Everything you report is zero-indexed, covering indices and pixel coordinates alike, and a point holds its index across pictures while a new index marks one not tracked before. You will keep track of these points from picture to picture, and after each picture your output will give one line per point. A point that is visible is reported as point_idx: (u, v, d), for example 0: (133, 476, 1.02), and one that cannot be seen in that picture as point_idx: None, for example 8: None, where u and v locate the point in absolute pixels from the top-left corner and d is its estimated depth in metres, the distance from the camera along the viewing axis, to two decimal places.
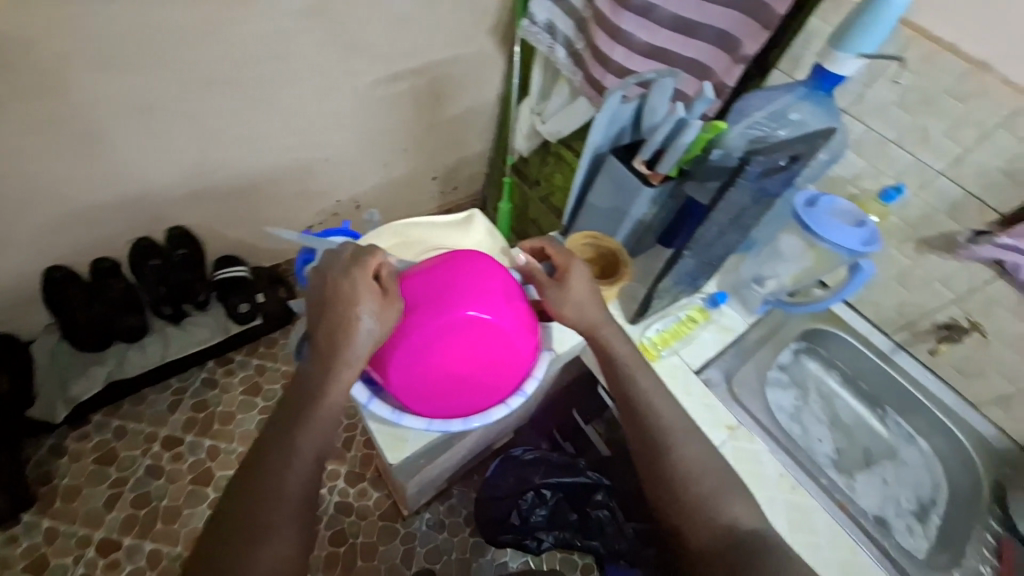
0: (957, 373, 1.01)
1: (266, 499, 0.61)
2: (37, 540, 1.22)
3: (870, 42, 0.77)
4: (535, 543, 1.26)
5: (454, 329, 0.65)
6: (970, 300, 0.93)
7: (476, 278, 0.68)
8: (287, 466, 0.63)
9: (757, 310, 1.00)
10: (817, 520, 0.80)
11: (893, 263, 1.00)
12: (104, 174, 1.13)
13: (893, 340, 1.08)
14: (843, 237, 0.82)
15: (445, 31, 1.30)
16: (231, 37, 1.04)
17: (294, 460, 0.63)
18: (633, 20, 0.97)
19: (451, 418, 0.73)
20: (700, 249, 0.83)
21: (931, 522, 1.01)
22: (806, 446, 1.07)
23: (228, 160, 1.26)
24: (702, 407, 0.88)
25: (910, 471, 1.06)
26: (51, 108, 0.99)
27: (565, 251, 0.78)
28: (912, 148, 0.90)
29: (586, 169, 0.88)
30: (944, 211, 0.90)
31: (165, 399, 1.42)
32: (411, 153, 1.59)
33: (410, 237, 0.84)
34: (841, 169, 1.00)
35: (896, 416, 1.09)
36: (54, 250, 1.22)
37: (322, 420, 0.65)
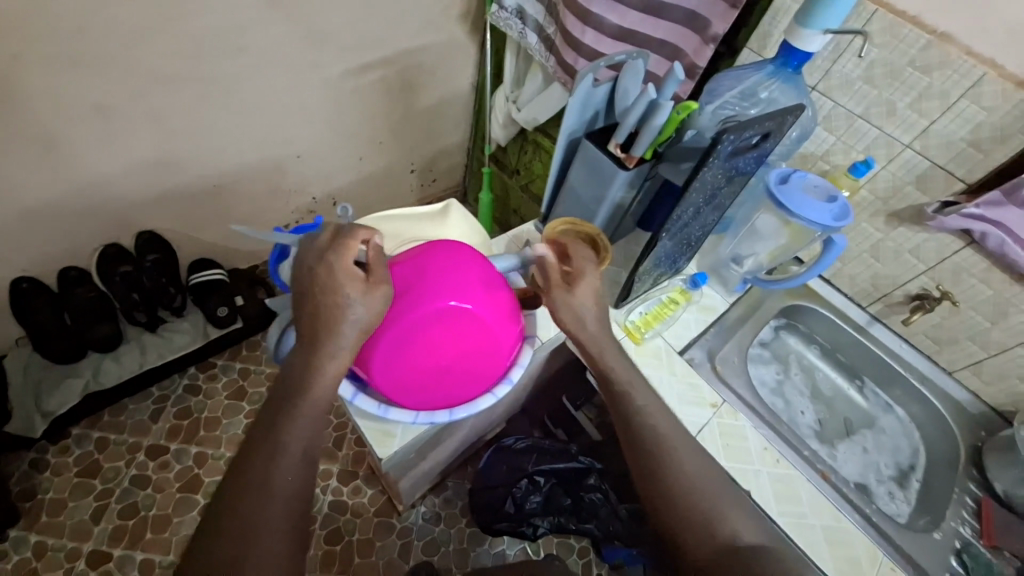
0: (931, 341, 1.04)
1: (256, 501, 0.59)
2: (26, 555, 1.19)
3: (835, 17, 0.78)
4: (531, 530, 1.27)
5: (434, 320, 0.65)
6: (940, 269, 0.96)
7: (454, 268, 0.67)
8: (277, 467, 0.61)
9: (737, 289, 1.01)
10: (801, 491, 0.82)
11: (865, 236, 1.03)
12: (66, 179, 1.09)
13: (869, 313, 1.10)
14: (815, 213, 0.83)
15: (413, 20, 1.27)
16: (189, 31, 1.00)
17: (283, 459, 0.61)
18: (602, 2, 0.96)
19: (437, 409, 0.72)
20: (678, 229, 0.83)
21: (911, 487, 1.05)
22: (789, 419, 1.11)
23: (197, 160, 1.23)
24: (686, 386, 0.89)
25: (888, 437, 1.10)
26: (1, 112, 0.94)
27: (585, 256, 0.74)
28: (880, 122, 0.91)
29: (561, 154, 0.88)
30: (912, 182, 0.93)
31: (147, 408, 1.39)
32: (387, 146, 1.56)
33: (384, 229, 0.83)
34: (811, 145, 1.02)
35: (874, 387, 1.13)
36: (19, 261, 1.17)
37: (308, 417, 0.62)
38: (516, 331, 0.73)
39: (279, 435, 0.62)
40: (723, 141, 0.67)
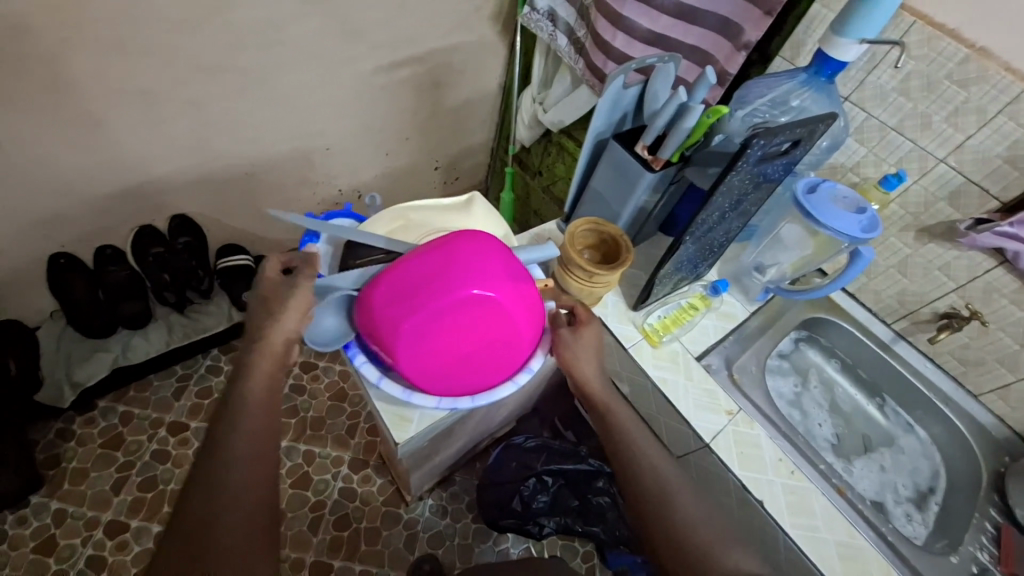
0: (958, 362, 1.01)
1: (209, 494, 0.62)
2: (46, 522, 1.23)
3: (872, 26, 0.77)
4: (537, 529, 1.27)
5: (460, 309, 0.65)
6: (970, 287, 0.93)
7: (476, 257, 0.67)
8: (231, 434, 0.66)
9: (758, 298, 1.00)
10: (815, 504, 0.81)
11: (894, 251, 1.01)
12: (106, 161, 1.13)
13: (893, 329, 1.08)
14: (843, 224, 0.82)
15: (446, 19, 1.29)
16: (230, 22, 1.04)
17: (234, 449, 0.65)
18: (634, 6, 0.97)
19: (459, 396, 0.75)
20: (702, 232, 0.82)
21: (930, 509, 1.02)
22: (806, 431, 1.09)
23: (230, 148, 1.27)
24: (702, 392, 0.89)
25: (907, 457, 1.08)
26: (51, 93, 0.98)
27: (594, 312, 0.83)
28: (914, 135, 0.90)
29: (587, 155, 0.89)
30: (944, 198, 0.91)
31: (170, 385, 1.43)
32: (413, 142, 1.59)
33: (410, 220, 0.84)
34: (841, 157, 1.00)
35: (895, 405, 1.11)
36: (58, 238, 1.22)
37: (252, 409, 0.67)
38: (536, 321, 0.74)
39: (228, 431, 0.66)
40: (752, 146, 0.67)
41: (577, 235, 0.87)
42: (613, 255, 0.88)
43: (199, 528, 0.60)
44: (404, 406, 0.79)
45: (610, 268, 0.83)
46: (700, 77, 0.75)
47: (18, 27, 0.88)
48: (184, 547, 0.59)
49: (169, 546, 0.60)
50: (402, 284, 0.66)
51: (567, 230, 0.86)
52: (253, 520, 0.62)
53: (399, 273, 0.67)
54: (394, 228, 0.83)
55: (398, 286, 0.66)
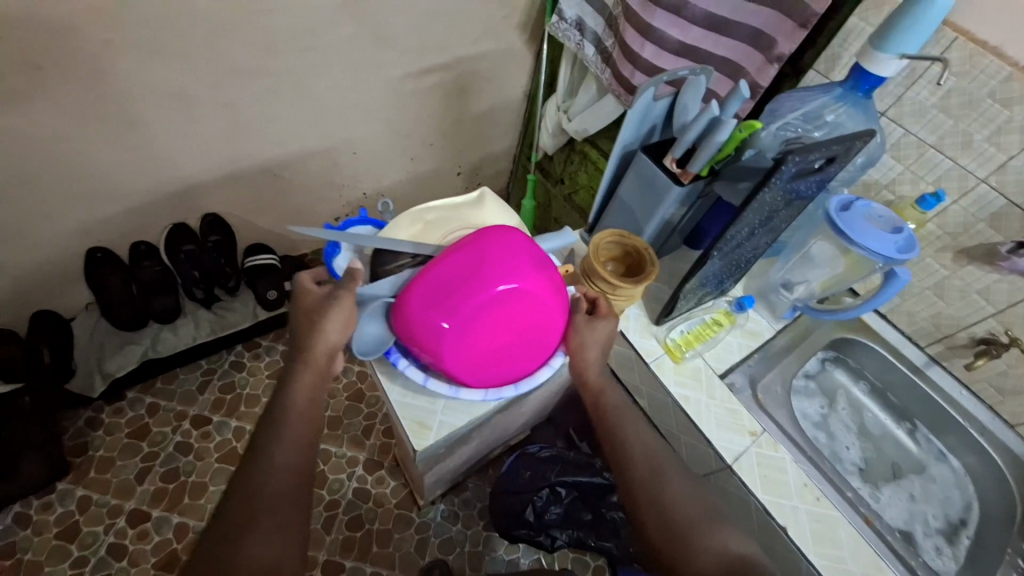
0: (994, 390, 0.97)
1: (248, 498, 0.64)
2: (71, 508, 1.27)
3: (914, 41, 0.75)
4: (548, 541, 1.26)
5: (498, 303, 0.66)
6: (1010, 312, 0.90)
7: (504, 251, 0.67)
8: (274, 447, 0.68)
9: (786, 316, 0.98)
10: (840, 533, 0.78)
11: (929, 272, 0.97)
12: (144, 160, 1.17)
13: (927, 353, 1.04)
14: (878, 245, 0.79)
15: (474, 27, 1.31)
16: (265, 28, 1.07)
17: (273, 455, 0.67)
18: (664, 17, 0.96)
19: (503, 385, 0.76)
20: (732, 246, 0.81)
21: (961, 543, 0.98)
22: (831, 454, 1.06)
23: (260, 150, 1.30)
24: (724, 411, 0.87)
25: (938, 487, 1.03)
26: (95, 94, 1.02)
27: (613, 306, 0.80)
28: (954, 154, 0.87)
29: (615, 165, 0.89)
30: (985, 219, 0.87)
31: (195, 378, 1.47)
32: (437, 147, 1.60)
33: (430, 221, 0.83)
34: (876, 173, 0.98)
35: (927, 432, 1.06)
36: (96, 233, 1.27)
37: (293, 419, 0.70)
38: (566, 307, 0.75)
39: (271, 439, 0.68)
40: (786, 163, 0.66)
41: (601, 247, 0.86)
42: (637, 267, 0.87)
43: (231, 537, 0.61)
44: (423, 412, 0.79)
45: (634, 282, 0.82)
46: (735, 92, 0.74)
47: (67, 32, 0.92)
48: (221, 549, 0.61)
49: (207, 550, 0.62)
50: (437, 284, 0.67)
51: (591, 241, 0.85)
52: (284, 541, 0.63)
53: (432, 274, 0.68)
54: (415, 229, 0.82)
55: (433, 288, 0.67)
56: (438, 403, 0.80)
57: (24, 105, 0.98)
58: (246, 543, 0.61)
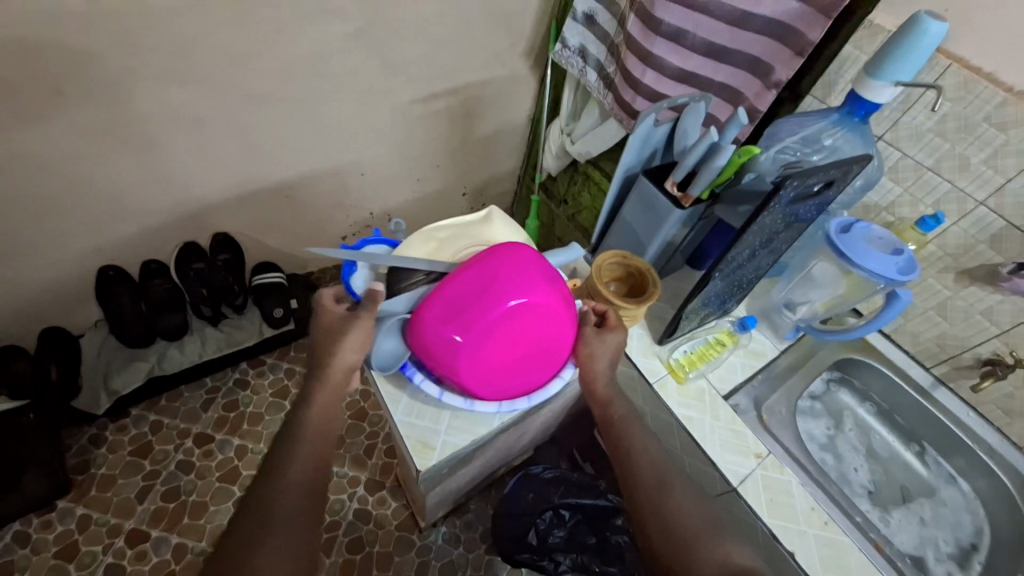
0: (1002, 412, 0.96)
1: (259, 511, 0.64)
2: (71, 527, 1.26)
3: (907, 68, 0.77)
4: (552, 566, 1.21)
5: (510, 319, 0.68)
6: (1015, 333, 0.90)
7: (516, 267, 0.69)
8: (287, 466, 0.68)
9: (789, 336, 0.98)
10: (850, 558, 0.77)
11: (932, 292, 0.98)
12: (158, 181, 1.20)
13: (933, 374, 1.03)
14: (880, 266, 0.80)
15: (481, 54, 1.35)
16: (279, 56, 1.11)
17: (286, 470, 0.67)
18: (664, 45, 0.99)
19: (516, 397, 0.78)
20: (734, 268, 0.82)
21: (973, 570, 0.96)
22: (839, 477, 1.05)
23: (271, 171, 1.33)
24: (729, 433, 0.86)
25: (948, 511, 1.01)
26: (114, 118, 1.05)
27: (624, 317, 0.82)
28: (952, 176, 0.88)
29: (617, 188, 0.91)
30: (985, 240, 0.88)
31: (200, 396, 1.47)
32: (443, 169, 1.64)
33: (442, 239, 0.84)
34: (875, 195, 0.99)
35: (936, 455, 1.05)
36: (108, 251, 1.29)
37: (307, 435, 0.71)
38: (575, 320, 0.76)
39: (285, 454, 0.69)
40: (784, 188, 0.67)
41: (604, 267, 0.87)
42: (639, 288, 0.88)
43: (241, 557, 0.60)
44: (426, 432, 0.79)
45: (636, 303, 0.83)
46: (733, 119, 0.76)
47: (90, 59, 0.96)
48: (228, 563, 0.60)
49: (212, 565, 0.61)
50: (450, 301, 0.68)
51: (594, 262, 0.86)
52: (294, 561, 0.62)
53: (443, 292, 0.68)
54: (427, 247, 0.83)
55: (447, 304, 0.68)
56: (442, 423, 0.80)
57: (46, 128, 1.01)
58: (254, 557, 0.60)
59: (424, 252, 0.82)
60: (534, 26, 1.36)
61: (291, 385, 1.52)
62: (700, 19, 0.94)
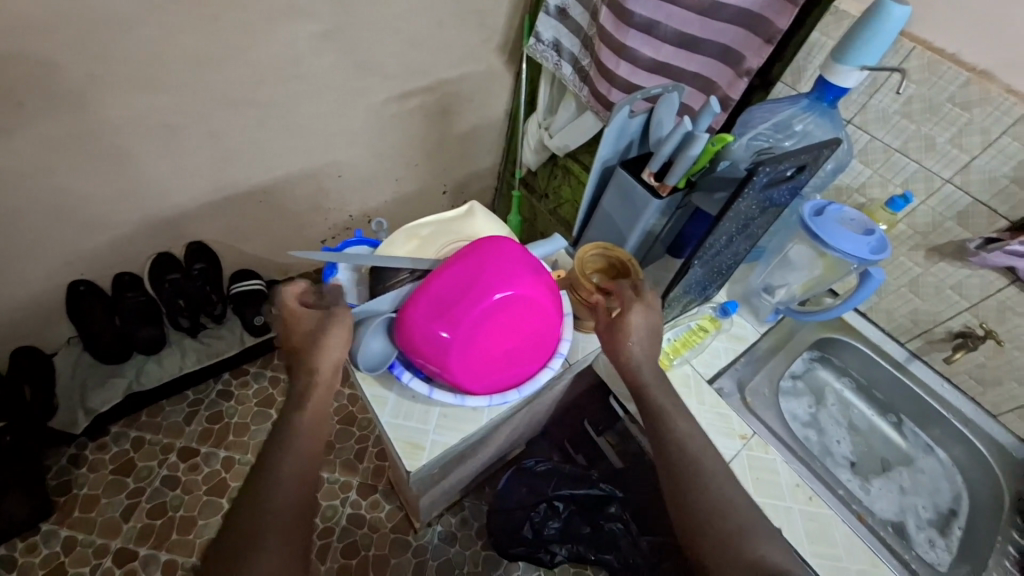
0: (974, 382, 0.99)
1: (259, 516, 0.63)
2: (55, 550, 1.23)
3: (872, 53, 0.79)
4: (548, 556, 1.25)
5: (498, 312, 0.68)
6: (983, 306, 0.93)
7: (501, 260, 0.68)
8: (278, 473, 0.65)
9: (769, 319, 1.00)
10: (835, 532, 0.79)
11: (903, 270, 1.01)
12: (127, 191, 1.17)
13: (908, 349, 1.06)
14: (852, 246, 0.82)
15: (455, 50, 1.34)
16: (248, 59, 1.08)
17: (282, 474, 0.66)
18: (637, 36, 1.00)
19: (507, 389, 0.78)
20: (710, 255, 0.84)
21: (953, 534, 0.99)
22: (823, 451, 1.08)
23: (246, 176, 1.30)
24: (714, 416, 0.87)
25: (927, 478, 1.05)
26: (77, 128, 1.02)
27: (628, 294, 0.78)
28: (918, 157, 0.91)
29: (595, 180, 0.91)
30: (952, 217, 0.91)
31: (182, 410, 1.44)
32: (422, 167, 1.62)
33: (426, 237, 0.83)
34: (847, 178, 1.01)
35: (913, 425, 1.08)
36: (78, 266, 1.25)
37: (303, 434, 0.69)
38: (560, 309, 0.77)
39: (278, 456, 0.67)
40: (758, 174, 0.68)
41: (587, 260, 0.88)
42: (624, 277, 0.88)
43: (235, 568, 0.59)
44: (414, 433, 0.79)
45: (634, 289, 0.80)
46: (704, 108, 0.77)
47: (50, 68, 0.92)
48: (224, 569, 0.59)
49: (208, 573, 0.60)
50: (436, 298, 0.67)
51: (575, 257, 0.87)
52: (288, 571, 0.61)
53: (428, 290, 0.68)
54: (410, 244, 0.82)
55: (434, 302, 0.67)
56: (431, 422, 0.80)
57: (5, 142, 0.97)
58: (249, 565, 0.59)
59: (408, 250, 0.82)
60: (507, 21, 1.35)
61: (276, 394, 1.50)
62: (670, 9, 0.94)
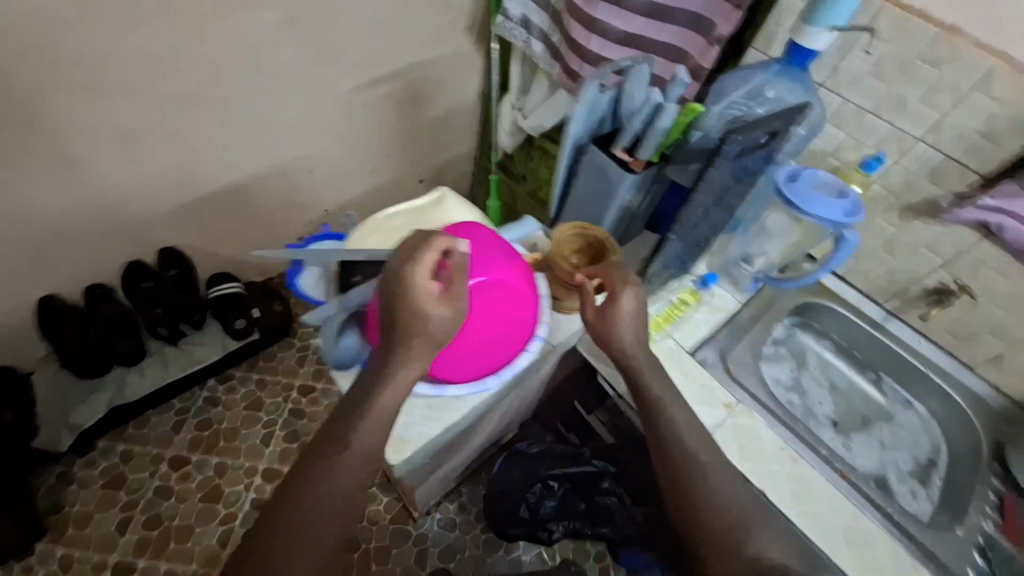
0: (950, 336, 1.02)
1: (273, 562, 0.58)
2: (51, 569, 1.22)
3: (841, 13, 0.79)
4: (546, 534, 1.27)
5: (471, 295, 0.70)
6: (957, 262, 0.94)
7: (470, 245, 0.72)
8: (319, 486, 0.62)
9: (748, 288, 1.01)
10: (818, 491, 0.81)
11: (879, 231, 1.02)
12: (90, 199, 1.13)
13: (885, 308, 1.09)
14: (827, 210, 0.82)
15: (421, 33, 1.30)
16: (205, 54, 1.04)
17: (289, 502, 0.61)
18: (605, 9, 0.97)
19: (485, 376, 0.79)
20: (685, 228, 0.84)
21: (932, 484, 1.03)
22: (806, 414, 1.09)
23: (214, 176, 1.26)
24: (699, 387, 0.88)
25: (906, 432, 1.08)
26: (30, 137, 0.97)
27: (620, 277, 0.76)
28: (891, 117, 0.91)
29: (567, 159, 0.89)
30: (926, 176, 0.92)
31: (169, 419, 1.42)
32: (396, 156, 1.58)
33: (393, 226, 0.82)
34: (822, 142, 1.01)
35: (892, 382, 1.10)
36: (46, 280, 1.21)
37: (356, 444, 0.63)
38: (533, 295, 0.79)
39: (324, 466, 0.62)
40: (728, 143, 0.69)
41: (564, 241, 0.87)
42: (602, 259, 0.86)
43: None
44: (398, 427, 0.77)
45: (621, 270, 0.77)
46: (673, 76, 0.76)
47: None
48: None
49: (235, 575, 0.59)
50: None
51: (552, 236, 0.86)
52: None
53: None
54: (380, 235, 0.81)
55: None
56: (416, 412, 0.77)
57: None
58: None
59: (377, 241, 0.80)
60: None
61: (265, 396, 1.48)
62: None
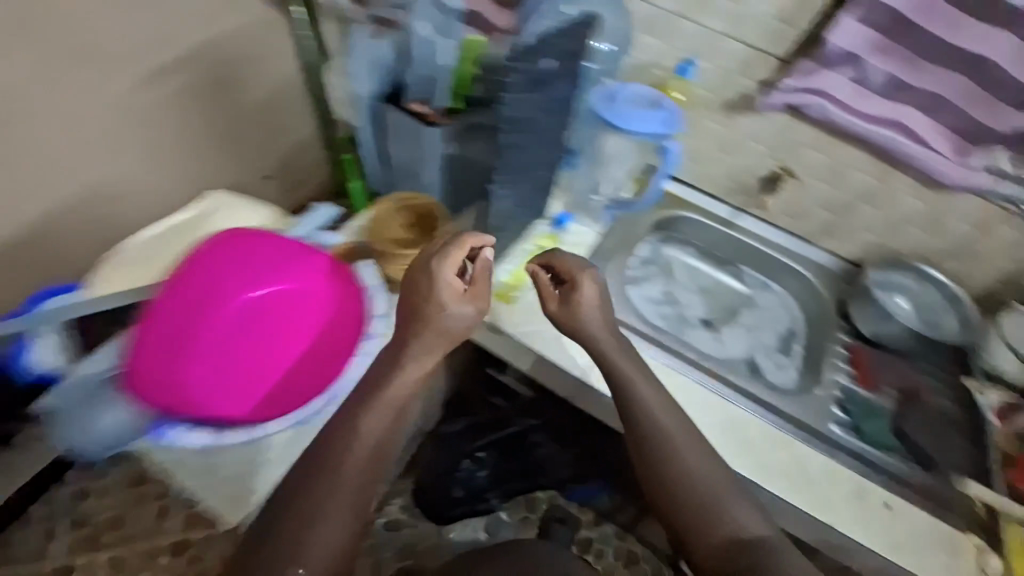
0: (787, 218, 1.09)
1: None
2: None
3: None
4: (488, 503, 1.31)
5: (259, 308, 0.76)
6: (778, 147, 0.99)
7: (241, 258, 0.76)
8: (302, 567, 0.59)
9: (602, 218, 1.03)
10: (694, 397, 0.90)
11: (709, 132, 1.03)
12: None
13: (731, 205, 1.14)
14: (644, 123, 0.87)
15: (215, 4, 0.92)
16: None
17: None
18: None
19: (314, 399, 0.82)
20: (515, 178, 0.84)
21: (796, 351, 1.10)
22: (679, 321, 1.11)
23: None
24: (556, 344, 0.87)
25: (768, 311, 1.13)
26: None
27: (573, 262, 0.77)
28: (694, 15, 0.90)
29: (371, 122, 0.90)
30: (738, 69, 0.93)
31: (35, 533, 1.19)
32: (188, 148, 0.96)
33: (131, 263, 0.90)
34: (641, 54, 0.98)
35: (749, 270, 1.16)
36: None
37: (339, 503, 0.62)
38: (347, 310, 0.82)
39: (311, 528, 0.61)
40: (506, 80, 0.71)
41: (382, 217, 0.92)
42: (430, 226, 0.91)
43: None
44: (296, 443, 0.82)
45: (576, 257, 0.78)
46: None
47: None
48: None
49: None
50: (170, 326, 0.73)
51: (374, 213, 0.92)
52: None
53: (173, 293, 0.74)
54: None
55: (167, 332, 0.73)
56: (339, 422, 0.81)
57: None
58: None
59: (117, 281, 0.89)
60: None
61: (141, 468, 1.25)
62: None
